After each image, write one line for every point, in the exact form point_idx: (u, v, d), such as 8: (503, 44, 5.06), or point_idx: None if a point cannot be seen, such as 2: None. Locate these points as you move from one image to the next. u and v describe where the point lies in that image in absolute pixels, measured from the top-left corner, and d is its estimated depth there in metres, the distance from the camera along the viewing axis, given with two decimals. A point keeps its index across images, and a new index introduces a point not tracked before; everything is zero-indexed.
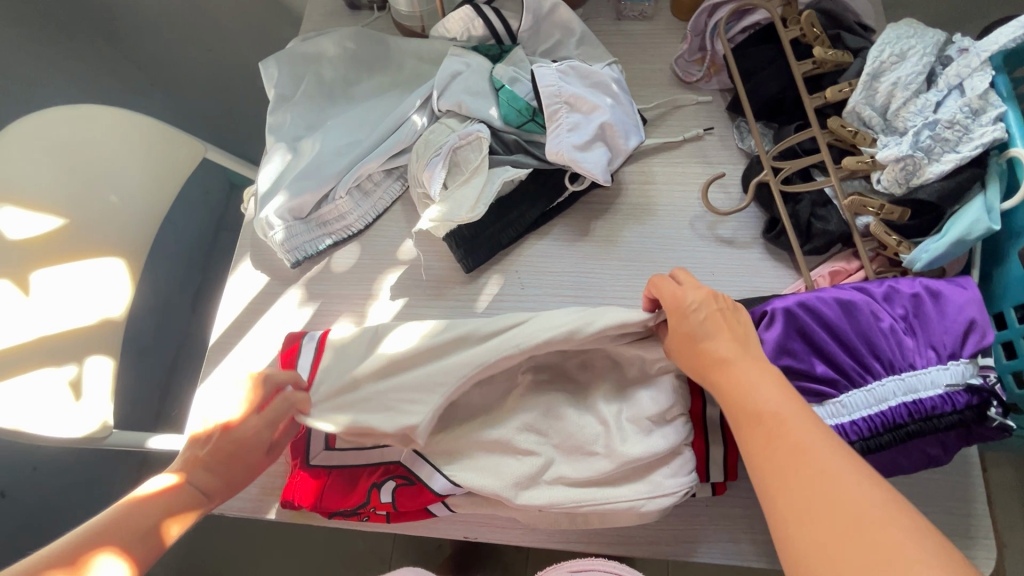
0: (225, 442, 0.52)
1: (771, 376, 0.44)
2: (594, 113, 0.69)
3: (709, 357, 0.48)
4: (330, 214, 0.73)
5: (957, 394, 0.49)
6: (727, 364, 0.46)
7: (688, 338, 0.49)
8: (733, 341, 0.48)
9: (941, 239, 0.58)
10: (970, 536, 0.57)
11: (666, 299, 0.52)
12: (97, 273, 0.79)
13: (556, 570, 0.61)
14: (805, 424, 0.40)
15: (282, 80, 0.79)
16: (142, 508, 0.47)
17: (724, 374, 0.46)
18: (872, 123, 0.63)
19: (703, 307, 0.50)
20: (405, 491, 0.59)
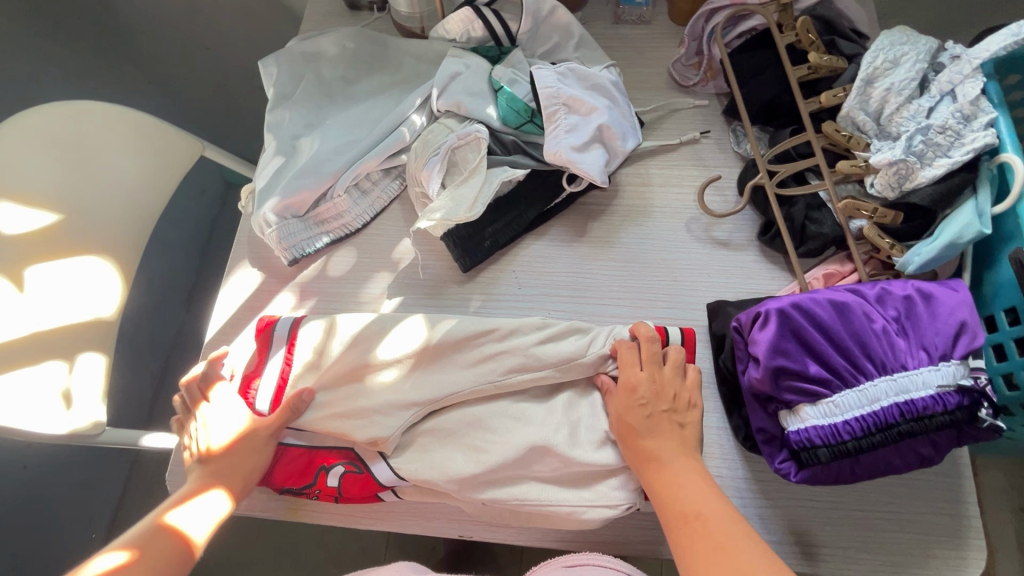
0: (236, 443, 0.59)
1: (696, 475, 0.51)
2: (592, 115, 0.70)
3: (649, 454, 0.53)
4: (328, 212, 0.73)
5: (948, 395, 0.50)
6: (662, 465, 0.53)
7: (632, 431, 0.55)
8: (671, 436, 0.54)
9: (933, 243, 0.59)
10: (961, 537, 0.57)
11: (624, 385, 0.57)
12: (86, 270, 0.78)
13: (550, 565, 0.57)
14: (721, 521, 0.47)
15: (282, 78, 0.80)
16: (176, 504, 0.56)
17: (658, 473, 0.52)
18: (865, 128, 0.64)
19: (650, 396, 0.56)
20: (353, 478, 0.60)
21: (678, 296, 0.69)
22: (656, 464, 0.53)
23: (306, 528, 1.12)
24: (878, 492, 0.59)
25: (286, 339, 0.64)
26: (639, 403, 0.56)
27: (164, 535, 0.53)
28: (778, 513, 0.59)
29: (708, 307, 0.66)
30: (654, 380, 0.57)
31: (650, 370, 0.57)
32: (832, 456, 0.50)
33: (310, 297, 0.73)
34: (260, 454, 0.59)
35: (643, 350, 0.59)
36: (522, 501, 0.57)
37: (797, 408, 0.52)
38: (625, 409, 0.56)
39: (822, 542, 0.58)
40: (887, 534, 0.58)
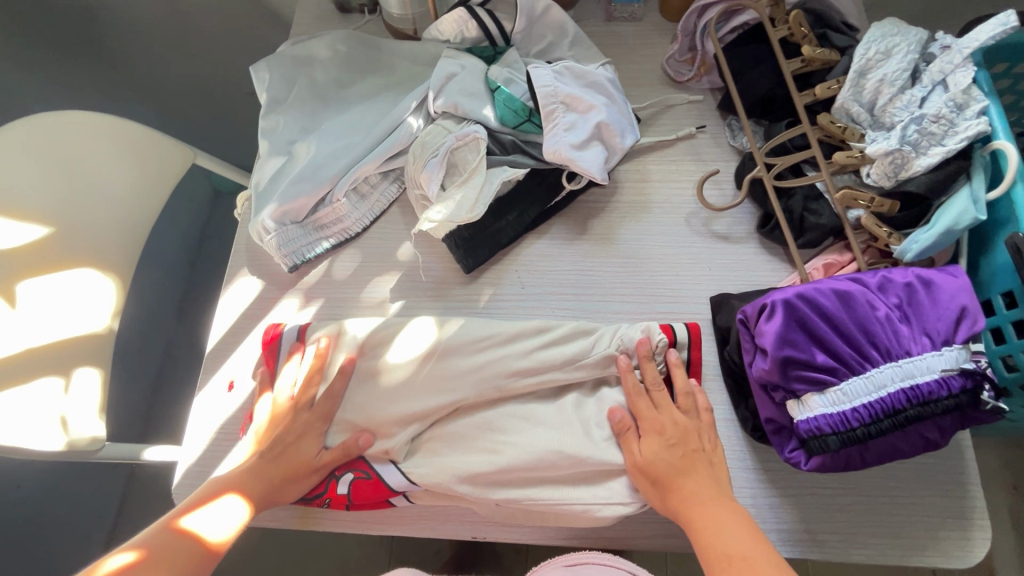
0: (272, 446, 0.59)
1: (732, 515, 0.51)
2: (590, 113, 0.70)
3: (687, 494, 0.53)
4: (327, 216, 0.73)
5: (952, 378, 0.51)
6: (700, 505, 0.52)
7: (664, 467, 0.54)
8: (702, 476, 0.54)
9: (930, 230, 0.60)
10: (966, 518, 0.58)
11: (652, 428, 0.57)
12: (79, 282, 0.77)
13: (550, 565, 0.59)
14: (767, 564, 0.46)
15: (275, 83, 0.79)
16: (188, 507, 0.55)
17: (695, 516, 0.51)
18: (860, 119, 0.65)
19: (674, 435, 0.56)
20: (363, 484, 0.60)
21: (680, 290, 0.69)
22: (693, 504, 0.52)
23: (310, 538, 1.11)
24: (885, 477, 0.60)
25: (297, 352, 0.64)
26: (666, 442, 0.56)
27: (180, 538, 0.52)
28: (788, 501, 0.60)
29: (711, 301, 0.67)
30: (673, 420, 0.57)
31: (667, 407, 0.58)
32: (841, 443, 0.50)
33: (312, 302, 0.72)
34: (292, 476, 0.59)
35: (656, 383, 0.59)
36: (536, 500, 0.57)
37: (805, 397, 0.52)
38: (652, 448, 0.55)
39: (833, 528, 0.59)
40: (896, 518, 0.59)
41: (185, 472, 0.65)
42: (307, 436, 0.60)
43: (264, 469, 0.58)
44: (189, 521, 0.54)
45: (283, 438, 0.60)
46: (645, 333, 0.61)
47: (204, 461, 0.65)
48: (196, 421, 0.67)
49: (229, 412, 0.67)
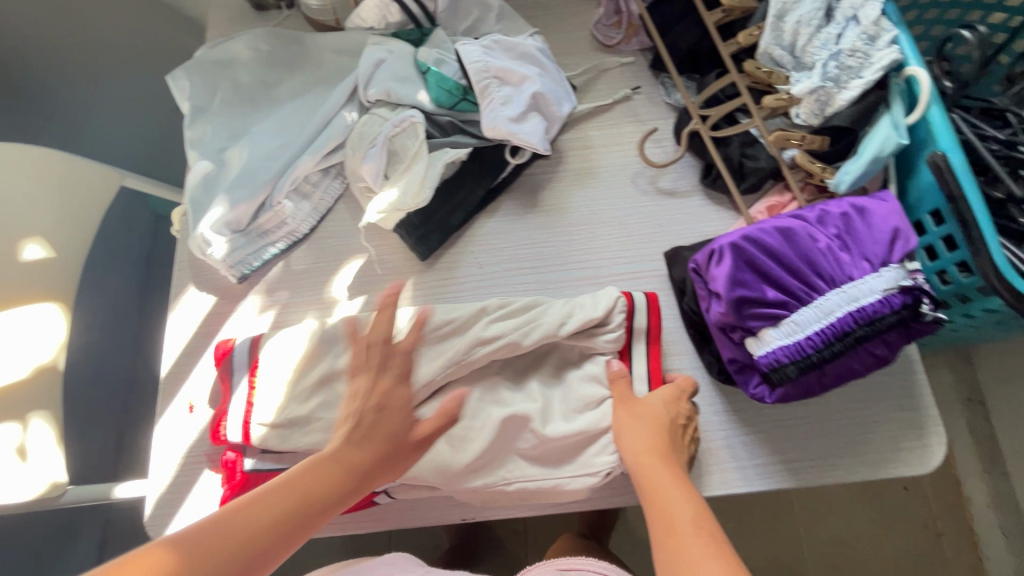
0: (362, 411, 0.47)
1: (687, 494, 0.50)
2: (524, 84, 0.69)
3: (654, 454, 0.54)
4: (271, 221, 0.70)
5: (893, 296, 0.53)
6: (663, 467, 0.52)
7: (636, 453, 0.54)
8: (675, 446, 0.55)
9: (858, 160, 0.62)
10: (923, 427, 0.62)
11: (665, 392, 0.59)
12: (24, 322, 0.75)
13: (545, 566, 0.62)
14: (700, 537, 0.45)
15: (196, 90, 0.76)
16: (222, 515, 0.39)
17: (653, 493, 0.51)
18: (783, 62, 0.66)
19: (673, 424, 0.57)
20: None
21: (634, 249, 0.70)
22: (655, 461, 0.53)
23: (307, 552, 1.09)
24: (844, 399, 0.63)
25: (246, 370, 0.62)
26: (667, 401, 0.58)
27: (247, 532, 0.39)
28: (758, 437, 0.62)
29: (665, 255, 0.68)
30: (678, 415, 0.58)
31: (671, 402, 0.58)
32: (799, 371, 0.53)
33: (272, 305, 0.70)
34: (389, 442, 0.47)
35: (666, 386, 0.60)
36: (514, 478, 0.58)
37: (760, 333, 0.54)
38: (636, 432, 0.56)
39: (803, 455, 0.61)
40: (861, 436, 0.62)
41: (157, 501, 0.63)
42: (389, 412, 0.48)
43: (354, 442, 0.46)
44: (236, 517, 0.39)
45: (332, 443, 0.46)
46: (607, 307, 0.61)
47: (175, 488, 0.63)
48: (160, 451, 0.65)
49: (196, 433, 0.65)
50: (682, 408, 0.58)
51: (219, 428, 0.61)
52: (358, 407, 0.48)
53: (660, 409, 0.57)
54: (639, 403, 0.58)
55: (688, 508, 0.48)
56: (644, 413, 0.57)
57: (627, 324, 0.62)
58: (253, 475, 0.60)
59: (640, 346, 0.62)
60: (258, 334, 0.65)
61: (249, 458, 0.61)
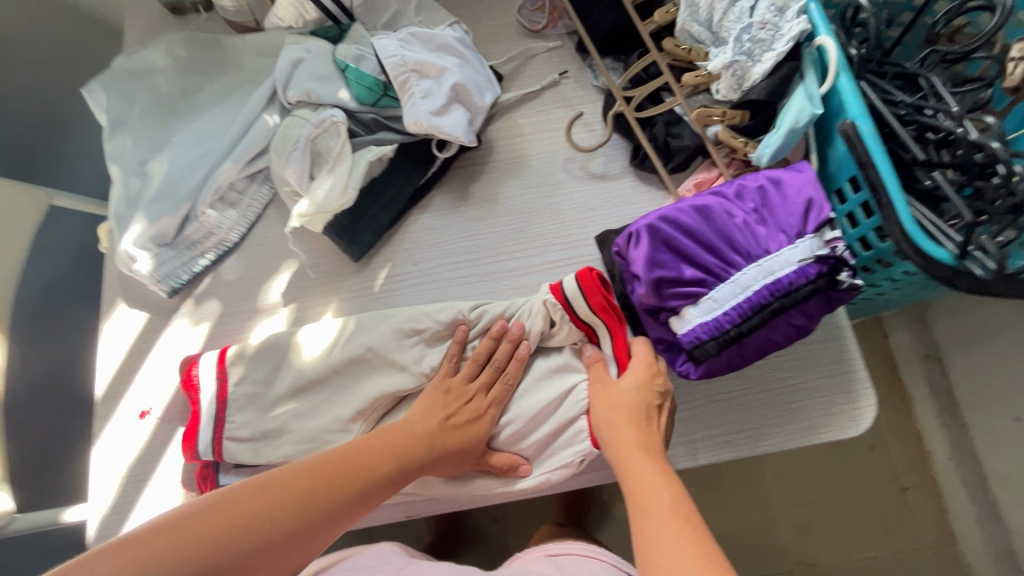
0: (455, 416, 0.58)
1: (669, 485, 0.50)
2: (444, 76, 0.68)
3: (632, 446, 0.53)
4: (197, 232, 0.69)
5: (808, 266, 0.54)
6: (642, 459, 0.52)
7: (616, 444, 0.54)
8: (657, 433, 0.55)
9: (777, 133, 0.63)
10: (852, 391, 0.64)
11: (644, 367, 0.57)
12: None
13: (534, 553, 0.65)
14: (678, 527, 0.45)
15: (113, 102, 0.74)
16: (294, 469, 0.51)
17: (635, 485, 0.51)
18: (702, 38, 0.66)
19: (649, 408, 0.56)
20: None
21: (568, 235, 0.70)
22: (634, 454, 0.53)
23: None
24: (775, 369, 0.64)
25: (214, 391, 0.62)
26: (646, 381, 0.56)
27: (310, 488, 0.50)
28: (694, 413, 0.63)
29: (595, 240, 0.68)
30: (654, 396, 0.56)
31: (643, 380, 0.56)
32: (719, 347, 0.53)
33: (204, 319, 0.69)
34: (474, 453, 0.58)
35: (634, 364, 0.57)
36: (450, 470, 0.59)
37: (682, 312, 0.55)
38: (616, 421, 0.55)
39: (738, 427, 0.63)
40: (794, 403, 0.63)
41: (101, 523, 0.62)
42: (480, 419, 0.59)
43: (437, 443, 0.57)
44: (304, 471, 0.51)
45: (411, 431, 0.57)
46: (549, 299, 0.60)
47: (117, 509, 0.62)
48: (100, 472, 0.64)
49: (137, 451, 0.64)
50: (658, 382, 0.57)
51: (188, 446, 0.61)
52: (437, 405, 0.59)
53: (637, 394, 0.56)
54: (618, 383, 0.57)
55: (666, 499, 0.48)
56: (621, 400, 0.56)
57: (569, 314, 0.59)
58: None
59: (601, 327, 0.59)
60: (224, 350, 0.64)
61: (223, 474, 0.62)
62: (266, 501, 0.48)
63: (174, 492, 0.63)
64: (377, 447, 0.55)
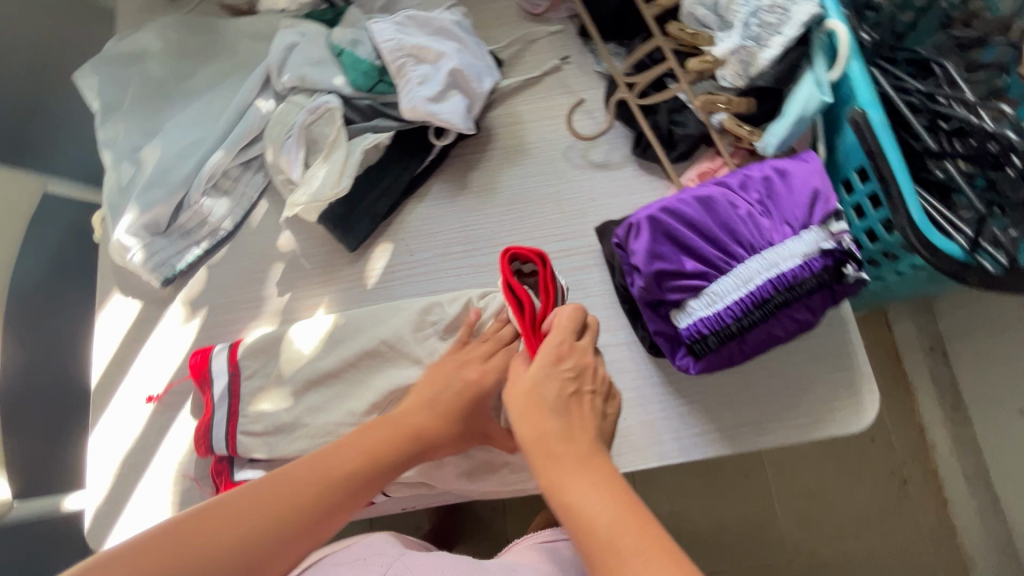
0: (466, 389, 0.55)
1: (600, 487, 0.42)
2: (441, 61, 0.66)
3: (554, 450, 0.45)
4: (191, 220, 0.68)
5: (813, 259, 0.53)
6: (566, 465, 0.44)
7: (536, 448, 0.45)
8: (581, 421, 0.47)
9: (783, 121, 0.61)
10: (855, 386, 0.62)
11: (551, 350, 0.51)
12: None
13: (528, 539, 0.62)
14: (636, 545, 0.37)
15: (105, 87, 0.73)
16: (259, 485, 0.46)
17: (561, 496, 0.42)
18: (708, 22, 0.64)
19: (559, 395, 0.48)
20: None
21: (568, 226, 0.69)
22: (557, 459, 0.44)
23: None
24: (777, 364, 0.63)
25: (228, 383, 0.62)
26: (554, 366, 0.50)
27: (286, 501, 0.46)
28: (694, 407, 0.62)
29: (595, 231, 0.67)
30: (564, 382, 0.50)
31: (554, 367, 0.50)
32: (720, 341, 0.52)
33: (196, 313, 0.68)
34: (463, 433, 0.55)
35: (545, 352, 0.51)
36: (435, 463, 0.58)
37: (683, 305, 0.54)
38: (532, 423, 0.46)
39: (739, 422, 0.62)
40: (795, 398, 0.62)
41: (96, 513, 0.62)
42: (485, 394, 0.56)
43: (437, 421, 0.54)
44: (269, 484, 0.46)
45: (383, 422, 0.53)
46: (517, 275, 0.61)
47: (113, 499, 0.62)
48: (95, 461, 0.64)
49: (131, 441, 0.64)
50: (572, 363, 0.51)
51: (203, 440, 0.61)
52: (443, 380, 0.56)
53: (557, 382, 0.49)
54: (532, 374, 0.49)
55: (605, 507, 0.40)
56: (537, 394, 0.48)
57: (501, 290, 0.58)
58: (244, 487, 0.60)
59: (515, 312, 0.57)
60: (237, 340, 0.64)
61: (239, 469, 0.61)
62: (271, 506, 0.45)
63: (168, 484, 0.62)
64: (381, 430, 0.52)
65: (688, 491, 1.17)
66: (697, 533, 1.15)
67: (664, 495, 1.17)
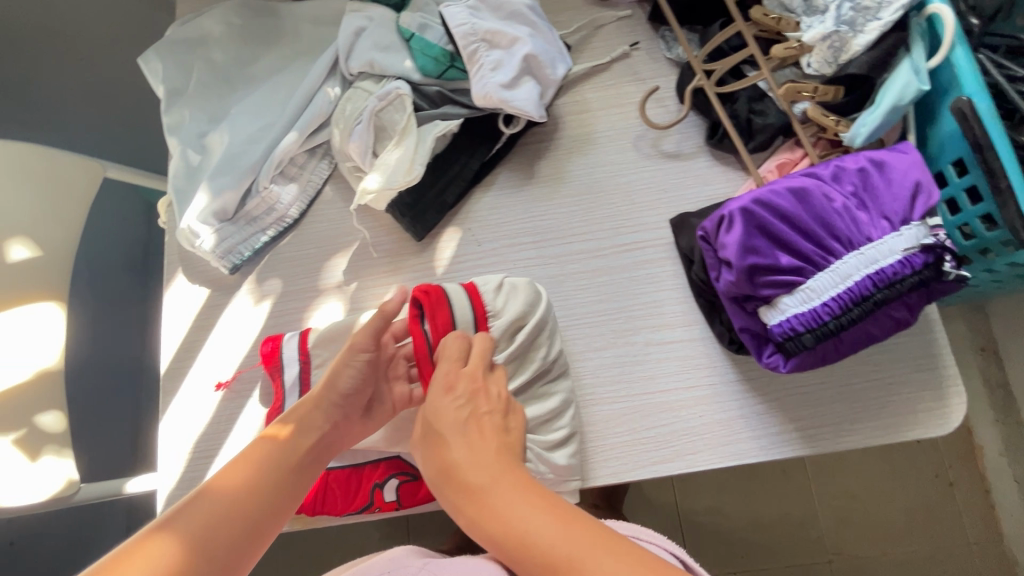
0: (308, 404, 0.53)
1: (537, 508, 0.42)
2: (515, 46, 0.65)
3: (466, 481, 0.47)
4: (259, 207, 0.68)
5: (914, 256, 0.50)
6: (485, 495, 0.45)
7: (454, 484, 0.47)
8: (488, 441, 0.49)
9: (875, 110, 0.58)
10: (942, 388, 0.60)
11: (441, 380, 0.54)
12: (36, 323, 0.73)
13: None
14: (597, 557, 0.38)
15: (170, 72, 0.72)
16: (184, 511, 0.43)
17: (487, 517, 0.44)
18: (793, 6, 0.62)
19: (460, 420, 0.50)
20: (409, 487, 0.59)
21: (640, 217, 0.67)
22: (474, 491, 0.46)
23: (327, 533, 1.09)
24: (860, 363, 0.61)
25: (299, 370, 0.61)
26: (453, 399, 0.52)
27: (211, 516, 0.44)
28: (772, 406, 0.61)
29: (671, 222, 0.66)
30: (461, 407, 0.51)
31: (444, 399, 0.52)
32: (816, 339, 0.51)
33: (264, 298, 0.68)
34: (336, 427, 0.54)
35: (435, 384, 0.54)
36: None
37: (775, 301, 0.52)
38: (441, 456, 0.49)
39: (820, 421, 0.60)
40: (879, 399, 0.60)
41: (168, 498, 0.62)
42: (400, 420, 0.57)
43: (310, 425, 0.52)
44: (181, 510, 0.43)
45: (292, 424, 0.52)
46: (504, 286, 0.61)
47: (185, 484, 0.62)
48: (166, 446, 0.64)
49: (201, 427, 0.64)
50: (460, 391, 0.52)
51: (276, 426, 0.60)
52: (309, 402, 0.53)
53: (451, 413, 0.51)
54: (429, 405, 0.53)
55: (545, 528, 0.41)
56: (439, 429, 0.51)
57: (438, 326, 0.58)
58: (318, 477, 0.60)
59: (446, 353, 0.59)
60: (307, 329, 0.64)
61: None
62: (198, 524, 0.43)
63: None
64: (294, 415, 0.52)
65: (730, 490, 1.15)
66: (740, 532, 1.13)
67: (707, 492, 1.15)
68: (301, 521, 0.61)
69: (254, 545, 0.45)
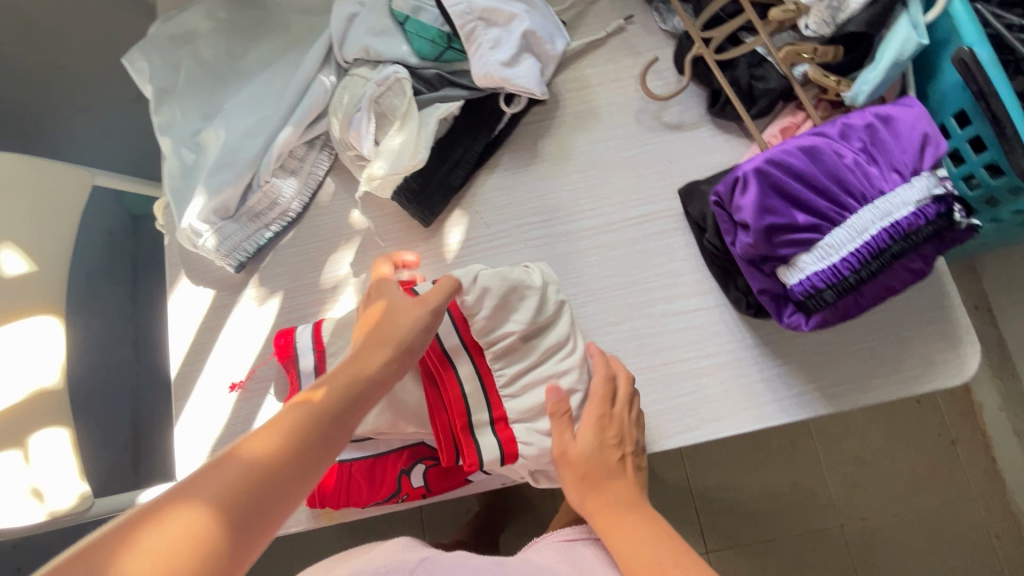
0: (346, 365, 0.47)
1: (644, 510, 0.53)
2: (512, 24, 0.64)
3: (608, 502, 0.53)
4: (261, 203, 0.66)
5: (926, 207, 0.51)
6: (622, 514, 0.52)
7: (596, 498, 0.53)
8: (628, 480, 0.55)
9: (876, 68, 0.58)
10: (956, 339, 0.61)
11: (601, 399, 0.56)
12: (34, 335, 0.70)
13: (548, 539, 0.57)
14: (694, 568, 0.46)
15: (157, 71, 0.70)
16: (204, 477, 0.37)
17: (616, 526, 0.52)
18: None
19: (612, 450, 0.55)
20: (437, 471, 0.59)
21: (647, 190, 0.67)
22: (611, 510, 0.53)
23: (342, 535, 1.08)
24: (874, 320, 0.62)
25: (315, 363, 0.60)
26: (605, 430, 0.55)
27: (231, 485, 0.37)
28: (791, 367, 0.61)
29: (680, 191, 0.66)
30: (617, 440, 0.55)
31: (604, 426, 0.55)
32: (837, 295, 0.51)
33: (271, 295, 0.66)
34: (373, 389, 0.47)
35: (593, 400, 0.56)
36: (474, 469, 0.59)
37: (793, 260, 0.52)
38: (595, 477, 0.54)
39: (839, 380, 0.61)
40: (896, 354, 0.61)
41: None
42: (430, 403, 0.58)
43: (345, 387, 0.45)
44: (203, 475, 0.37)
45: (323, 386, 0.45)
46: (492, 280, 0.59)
47: None
48: (183, 451, 0.62)
49: (217, 430, 0.63)
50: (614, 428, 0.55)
51: None
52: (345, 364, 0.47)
53: (603, 443, 0.55)
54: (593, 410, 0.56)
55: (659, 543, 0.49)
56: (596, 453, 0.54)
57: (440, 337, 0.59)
58: (341, 469, 0.59)
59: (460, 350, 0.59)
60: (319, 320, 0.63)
61: None
62: (217, 493, 0.36)
63: None
64: (327, 378, 0.46)
65: (743, 462, 1.16)
66: (754, 503, 1.14)
67: (720, 466, 1.16)
68: (327, 517, 0.60)
69: (277, 520, 0.38)
